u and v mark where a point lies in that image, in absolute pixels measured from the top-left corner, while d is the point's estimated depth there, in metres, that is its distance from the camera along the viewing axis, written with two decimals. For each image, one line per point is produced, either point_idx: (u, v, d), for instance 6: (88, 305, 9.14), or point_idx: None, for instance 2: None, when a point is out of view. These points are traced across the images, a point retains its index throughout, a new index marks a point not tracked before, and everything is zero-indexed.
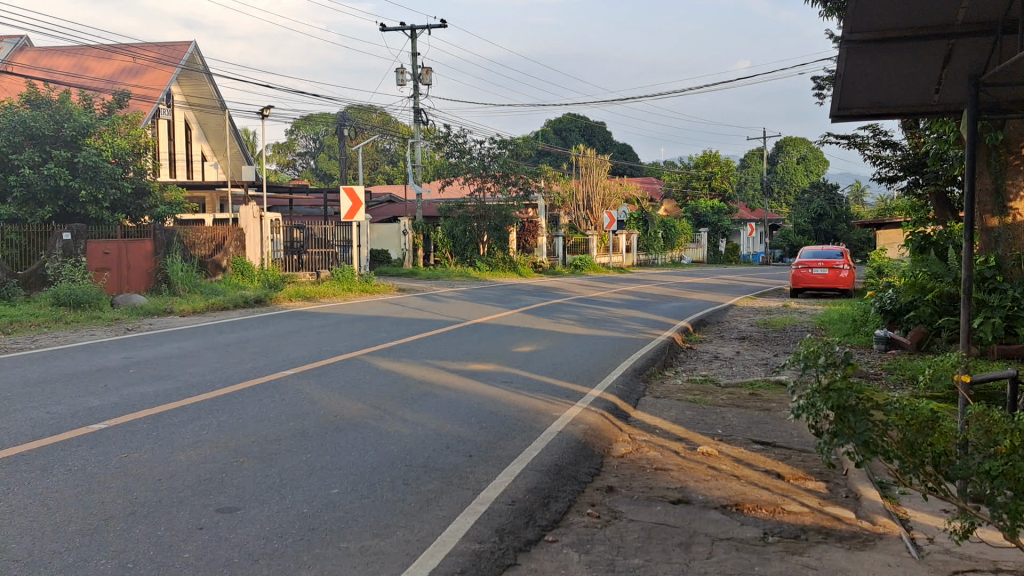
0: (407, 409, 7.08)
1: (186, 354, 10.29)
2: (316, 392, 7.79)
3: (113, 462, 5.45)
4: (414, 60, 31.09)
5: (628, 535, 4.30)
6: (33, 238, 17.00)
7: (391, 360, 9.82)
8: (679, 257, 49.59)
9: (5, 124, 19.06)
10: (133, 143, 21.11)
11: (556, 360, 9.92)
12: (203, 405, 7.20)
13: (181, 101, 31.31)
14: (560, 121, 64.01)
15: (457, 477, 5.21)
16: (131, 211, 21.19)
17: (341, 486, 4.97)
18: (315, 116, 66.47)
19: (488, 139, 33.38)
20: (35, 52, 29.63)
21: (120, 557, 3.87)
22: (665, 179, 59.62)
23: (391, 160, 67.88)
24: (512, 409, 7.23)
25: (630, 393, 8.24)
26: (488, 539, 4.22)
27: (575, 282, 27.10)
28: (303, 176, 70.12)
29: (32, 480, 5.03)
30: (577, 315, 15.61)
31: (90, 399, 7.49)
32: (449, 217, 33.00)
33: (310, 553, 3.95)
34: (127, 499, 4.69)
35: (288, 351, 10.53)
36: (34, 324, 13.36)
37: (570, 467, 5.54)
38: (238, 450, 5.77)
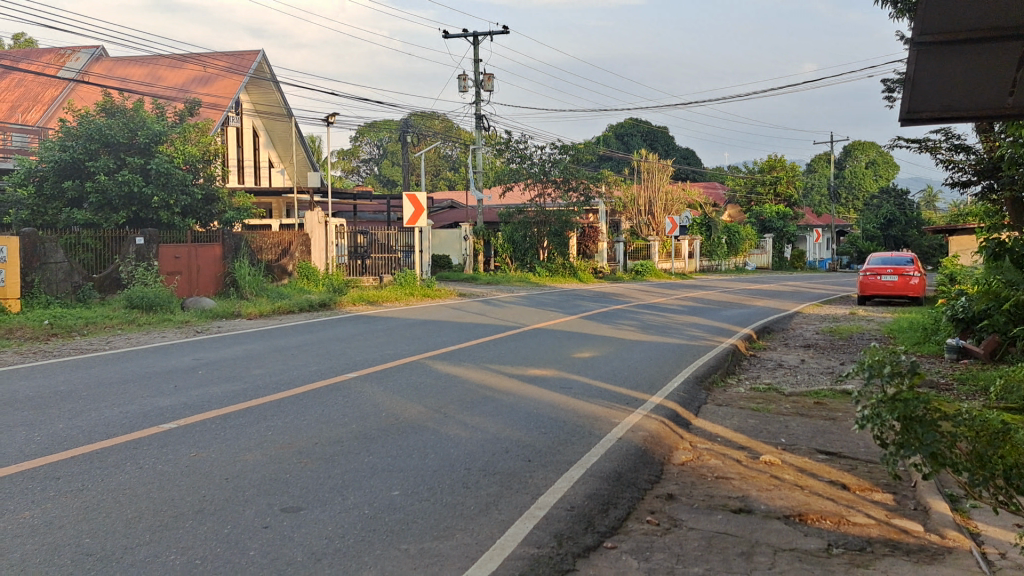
0: (468, 413, 7.13)
1: (252, 356, 10.51)
2: (379, 395, 7.89)
3: (183, 461, 5.60)
4: (476, 66, 31.34)
5: (688, 543, 4.26)
6: (108, 242, 17.53)
7: (452, 364, 9.89)
8: (744, 263, 48.91)
9: (83, 132, 19.78)
10: (204, 150, 21.63)
11: (617, 366, 9.89)
12: (269, 406, 7.35)
13: (250, 109, 32.00)
14: (622, 126, 63.79)
15: (517, 482, 5.22)
16: (200, 216, 21.68)
17: (402, 488, 5.03)
18: (379, 123, 67.51)
19: (550, 145, 33.34)
20: (110, 62, 30.58)
21: (187, 554, 3.97)
22: (728, 184, 59.00)
23: (454, 165, 68.30)
24: (571, 415, 7.21)
25: (692, 401, 8.15)
26: (547, 543, 4.22)
27: (637, 287, 27.52)
28: (366, 183, 71.15)
29: (106, 477, 5.20)
30: (638, 321, 15.52)
31: (161, 399, 7.70)
32: (511, 223, 33.33)
33: (371, 554, 4.00)
34: (196, 496, 4.82)
35: (351, 354, 10.68)
36: (108, 325, 13.81)
37: (629, 474, 5.51)
38: (302, 450, 5.87)
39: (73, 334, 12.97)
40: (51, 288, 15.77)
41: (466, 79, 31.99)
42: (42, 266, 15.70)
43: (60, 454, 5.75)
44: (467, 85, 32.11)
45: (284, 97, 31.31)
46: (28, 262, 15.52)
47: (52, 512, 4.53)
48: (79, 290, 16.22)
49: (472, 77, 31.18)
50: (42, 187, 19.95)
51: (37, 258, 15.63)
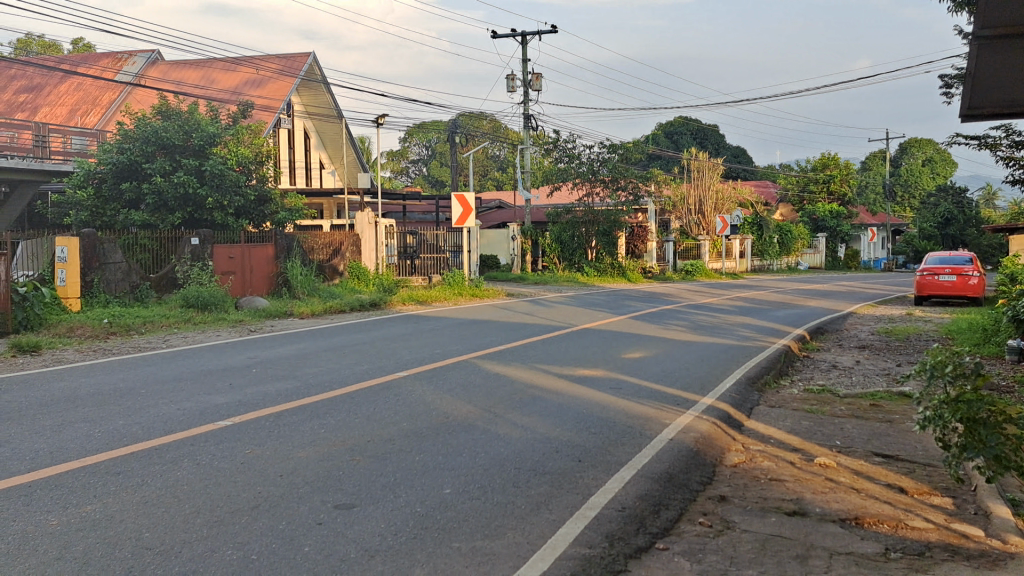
0: (517, 413, 7.15)
1: (304, 355, 10.63)
2: (429, 394, 7.95)
3: (239, 457, 5.69)
4: (524, 66, 31.38)
5: (742, 546, 4.22)
6: (164, 243, 17.93)
7: (502, 364, 9.91)
8: (796, 263, 48.26)
9: (140, 134, 20.24)
10: (257, 151, 21.93)
11: (667, 367, 9.82)
12: (322, 404, 7.43)
13: (301, 110, 32.40)
14: (671, 124, 63.25)
15: (567, 482, 5.21)
16: (253, 217, 21.99)
17: (453, 488, 5.04)
18: (428, 123, 67.89)
19: (598, 143, 33.14)
20: (166, 66, 31.18)
21: (244, 549, 4.03)
22: (780, 183, 58.23)
23: (502, 165, 68.26)
24: (620, 415, 7.18)
25: (744, 402, 8.07)
26: (598, 544, 4.22)
27: (687, 287, 27.32)
28: (415, 184, 71.62)
29: (164, 472, 5.30)
30: (688, 321, 15.39)
31: (217, 396, 7.84)
32: (559, 223, 33.48)
33: (423, 553, 4.02)
34: (252, 493, 4.90)
35: (402, 354, 10.76)
36: (165, 325, 14.06)
37: (681, 475, 5.46)
38: (354, 449, 5.92)
39: (131, 333, 13.25)
40: (110, 288, 16.13)
41: (513, 79, 32.03)
42: (102, 267, 16.07)
43: (120, 450, 5.87)
44: (515, 85, 32.14)
45: (334, 98, 31.66)
46: (89, 262, 15.90)
47: (113, 507, 4.64)
48: (137, 290, 16.58)
49: (520, 77, 31.21)
50: (101, 189, 20.45)
51: (97, 258, 15.97)
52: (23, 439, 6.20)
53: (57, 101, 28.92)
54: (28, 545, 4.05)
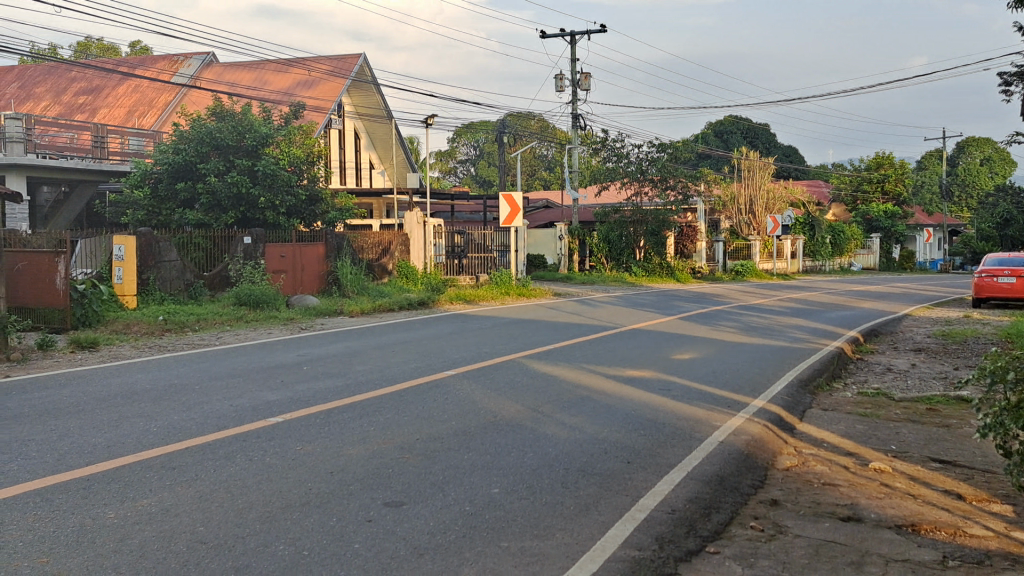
0: (565, 413, 7.13)
1: (354, 353, 10.73)
2: (477, 392, 7.98)
3: (290, 454, 5.77)
4: (573, 65, 31.35)
5: (794, 551, 4.16)
6: (217, 242, 18.12)
7: (550, 363, 9.90)
8: (850, 263, 47.43)
9: (194, 135, 20.61)
10: (308, 152, 22.22)
11: (717, 368, 9.73)
12: (371, 402, 7.50)
13: (351, 111, 32.69)
14: (721, 123, 62.66)
15: (616, 483, 5.19)
16: (304, 216, 22.24)
17: (501, 487, 5.05)
18: (476, 123, 68.12)
19: (647, 143, 32.91)
20: (220, 68, 31.70)
21: (296, 545, 4.08)
22: (833, 183, 57.36)
23: (549, 165, 68.22)
24: (670, 417, 7.12)
25: (796, 405, 7.96)
26: (648, 546, 4.19)
27: (737, 287, 27.20)
28: (463, 184, 71.97)
29: (218, 468, 5.38)
30: (738, 322, 15.21)
31: (268, 393, 7.95)
32: (607, 222, 33.20)
33: (472, 551, 4.03)
34: (303, 489, 4.95)
35: (450, 352, 10.80)
36: (218, 322, 14.27)
37: (732, 479, 5.40)
38: (403, 446, 5.96)
39: (185, 331, 13.47)
40: (165, 286, 16.46)
41: (562, 79, 31.98)
42: (157, 265, 16.40)
43: (175, 445, 5.98)
44: (564, 84, 32.08)
45: (384, 99, 31.91)
46: (145, 261, 16.26)
47: (169, 500, 4.73)
48: (191, 288, 16.86)
49: (569, 77, 31.17)
50: (157, 189, 20.87)
51: (152, 257, 16.34)
52: (82, 433, 6.36)
53: (115, 103, 29.55)
54: (88, 538, 4.14)
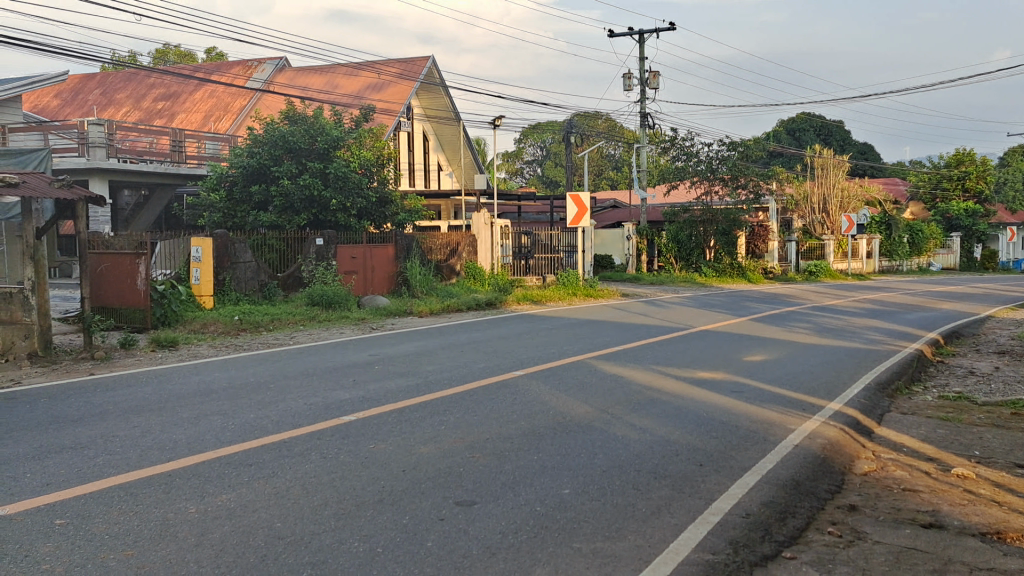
0: (635, 414, 7.09)
1: (423, 353, 10.85)
2: (546, 393, 8.00)
3: (363, 451, 5.86)
4: (641, 64, 31.16)
5: (874, 558, 4.07)
6: (290, 243, 18.50)
7: (619, 364, 9.86)
8: (928, 263, 46.14)
9: (268, 139, 21.05)
10: (378, 154, 22.54)
11: (791, 370, 9.57)
12: (442, 401, 7.57)
13: (420, 113, 33.02)
14: (794, 121, 61.62)
15: (688, 486, 5.14)
16: (375, 218, 22.57)
17: (572, 487, 5.05)
18: (543, 123, 68.26)
19: (718, 141, 32.43)
20: (293, 72, 32.33)
21: (370, 542, 4.14)
22: (910, 180, 55.90)
23: (617, 164, 67.88)
24: (743, 419, 7.03)
25: (873, 408, 7.78)
26: (722, 550, 4.15)
27: (811, 287, 26.86)
28: (530, 184, 72.25)
29: (294, 465, 5.49)
30: (813, 323, 14.92)
31: (341, 392, 8.09)
32: (676, 222, 32.91)
33: (544, 552, 4.04)
34: (377, 487, 5.02)
35: (519, 352, 10.84)
36: (292, 322, 14.55)
37: (808, 483, 5.31)
38: (474, 446, 6.01)
39: (260, 330, 13.77)
40: (241, 286, 16.84)
41: (631, 77, 31.78)
42: (232, 266, 16.79)
43: (253, 441, 6.14)
44: (632, 84, 31.90)
45: (452, 100, 32.16)
46: (221, 262, 16.63)
47: (247, 497, 4.84)
48: (265, 288, 17.23)
49: (637, 75, 30.98)
50: (232, 192, 21.39)
51: (228, 258, 16.71)
52: (164, 430, 6.55)
53: (193, 108, 30.37)
54: (169, 532, 4.26)
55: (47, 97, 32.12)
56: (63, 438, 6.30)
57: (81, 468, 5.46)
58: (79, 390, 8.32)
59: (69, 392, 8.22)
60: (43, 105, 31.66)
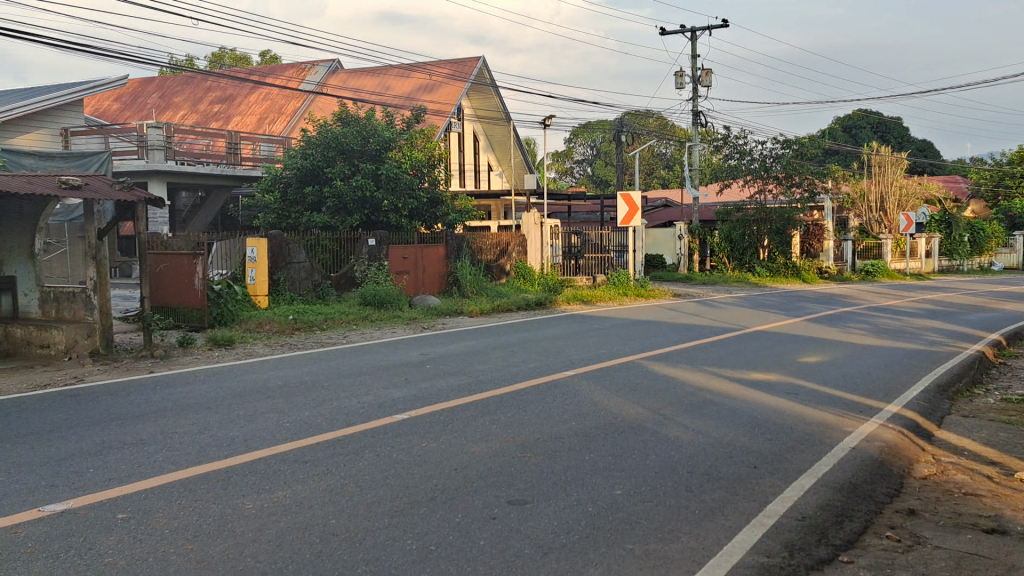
0: (687, 415, 7.04)
1: (474, 352, 10.91)
2: (598, 393, 7.97)
3: (415, 450, 5.91)
4: (694, 61, 30.92)
5: (934, 563, 3.99)
6: (343, 243, 18.66)
7: (671, 365, 9.80)
8: (990, 263, 44.97)
9: (321, 140, 21.31)
10: (429, 155, 22.68)
11: (847, 372, 9.40)
12: (493, 401, 7.59)
13: (471, 114, 33.13)
14: (850, 118, 60.67)
15: (743, 488, 5.08)
16: (426, 218, 22.72)
17: (624, 488, 5.03)
18: (594, 122, 68.05)
19: (772, 139, 31.96)
20: (346, 74, 32.67)
21: (423, 540, 4.17)
22: (971, 178, 54.58)
23: (668, 163, 67.42)
24: (799, 421, 6.94)
25: (934, 411, 7.61)
26: (777, 553, 4.10)
27: (867, 287, 26.44)
28: (580, 184, 72.13)
29: (347, 463, 5.55)
30: (869, 324, 14.65)
31: (393, 390, 8.16)
32: (728, 221, 32.57)
33: (596, 552, 4.03)
34: (429, 485, 5.06)
35: (570, 353, 10.81)
36: (345, 322, 14.73)
37: (865, 486, 5.22)
38: (525, 445, 6.03)
39: (314, 329, 13.98)
40: (295, 286, 17.08)
41: (683, 76, 31.54)
42: (287, 266, 17.04)
43: (308, 439, 6.21)
44: (684, 82, 31.65)
45: (503, 101, 32.25)
46: (276, 262, 16.85)
47: (302, 493, 4.92)
48: (319, 288, 17.48)
49: (689, 73, 30.74)
50: (286, 192, 21.68)
51: (283, 258, 16.92)
52: (221, 426, 6.68)
53: (248, 111, 30.87)
54: (228, 527, 4.34)
55: (108, 100, 32.91)
56: (125, 434, 6.47)
57: (142, 463, 5.59)
58: (140, 388, 8.53)
59: (131, 390, 8.43)
60: (104, 108, 32.45)
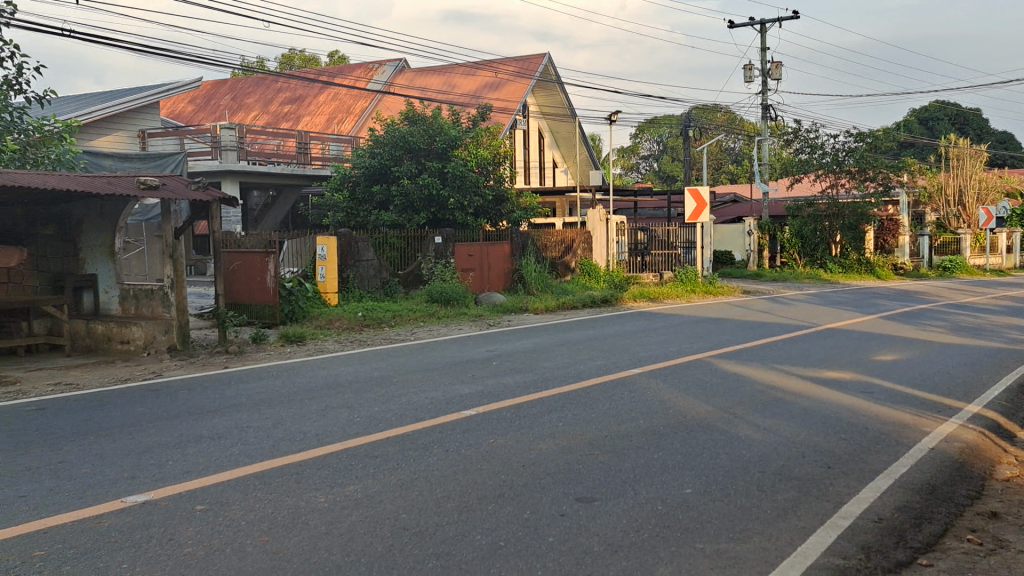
0: (758, 414, 6.94)
1: (541, 349, 10.91)
2: (666, 391, 7.90)
3: (483, 446, 5.94)
4: (763, 54, 30.45)
5: (1019, 568, 3.86)
6: (411, 241, 18.84)
7: (740, 363, 9.67)
8: None
9: (389, 139, 21.58)
10: (495, 153, 22.62)
11: (925, 371, 9.13)
12: (560, 398, 7.60)
13: (536, 111, 33.17)
14: (926, 110, 59.04)
15: (816, 488, 4.99)
16: (491, 216, 22.82)
17: (694, 487, 4.99)
18: (661, 117, 67.50)
19: (844, 133, 31.28)
20: (412, 73, 32.98)
21: (493, 536, 4.19)
22: None
23: (737, 158, 66.55)
24: (874, 421, 6.79)
25: (1017, 411, 7.36)
26: (853, 555, 4.02)
27: (945, 284, 25.61)
28: (647, 180, 71.70)
29: (417, 458, 5.62)
30: (947, 321, 14.23)
31: (461, 387, 8.22)
32: (799, 216, 32.02)
33: (667, 551, 4.01)
34: (497, 481, 5.09)
35: (638, 350, 10.75)
36: (412, 318, 14.88)
37: (944, 488, 5.08)
38: (593, 443, 6.01)
39: (382, 326, 14.17)
40: (363, 283, 17.29)
41: (752, 69, 31.06)
42: (355, 264, 17.27)
43: (378, 434, 6.30)
44: (753, 75, 31.18)
45: (568, 97, 32.17)
46: (345, 260, 17.11)
47: (372, 488, 4.98)
48: (386, 286, 17.68)
49: (758, 66, 30.25)
50: (354, 191, 21.99)
51: (352, 256, 17.18)
52: (294, 421, 6.82)
53: (317, 111, 31.38)
54: (301, 520, 4.42)
55: (184, 103, 33.79)
56: (203, 427, 6.65)
57: (219, 456, 5.74)
58: (215, 383, 8.76)
59: (207, 384, 8.66)
60: (179, 110, 33.33)
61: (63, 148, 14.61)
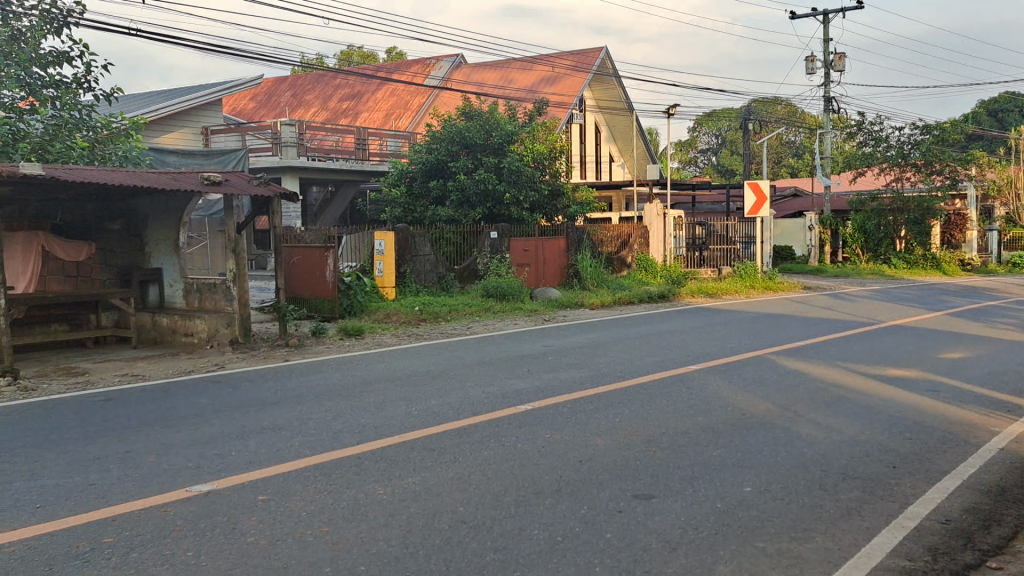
0: (820, 412, 6.83)
1: (597, 345, 10.86)
2: (724, 388, 7.82)
3: (540, 441, 5.94)
4: (825, 46, 29.91)
5: None
6: (467, 237, 18.92)
7: (801, 360, 9.51)
8: None
9: (446, 135, 21.68)
10: (551, 147, 22.44)
11: (992, 369, 8.89)
12: (617, 394, 7.55)
13: (593, 105, 33.03)
14: (996, 100, 57.28)
15: (881, 489, 4.88)
16: (547, 211, 22.76)
17: (754, 485, 4.92)
18: (719, 111, 66.79)
19: (910, 125, 30.58)
20: (469, 68, 33.05)
21: (550, 531, 4.19)
22: None
23: (797, 152, 65.48)
24: (940, 420, 6.62)
25: None
26: (920, 557, 3.93)
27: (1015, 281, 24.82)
28: (705, 174, 71.03)
29: (474, 452, 5.64)
30: (1017, 319, 13.82)
31: (517, 381, 8.24)
32: (863, 211, 31.49)
33: (727, 549, 3.96)
34: (554, 476, 5.09)
35: (696, 346, 10.65)
36: (468, 313, 14.92)
37: (1014, 490, 4.93)
38: (650, 439, 5.97)
39: (439, 320, 14.26)
40: (420, 278, 17.40)
41: (814, 60, 30.51)
42: (412, 259, 17.35)
43: (434, 428, 6.34)
44: (816, 67, 30.62)
45: (625, 91, 31.93)
46: (402, 255, 17.21)
47: (430, 481, 5.02)
48: (443, 280, 17.71)
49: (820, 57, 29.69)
50: (411, 186, 22.15)
51: (409, 251, 17.26)
52: (352, 413, 6.91)
53: (375, 107, 31.67)
54: (361, 512, 4.48)
55: (246, 100, 34.41)
56: (265, 419, 6.77)
57: (281, 448, 5.84)
58: (276, 375, 8.92)
59: (267, 377, 8.83)
60: (240, 107, 33.92)
61: (130, 145, 14.87)
